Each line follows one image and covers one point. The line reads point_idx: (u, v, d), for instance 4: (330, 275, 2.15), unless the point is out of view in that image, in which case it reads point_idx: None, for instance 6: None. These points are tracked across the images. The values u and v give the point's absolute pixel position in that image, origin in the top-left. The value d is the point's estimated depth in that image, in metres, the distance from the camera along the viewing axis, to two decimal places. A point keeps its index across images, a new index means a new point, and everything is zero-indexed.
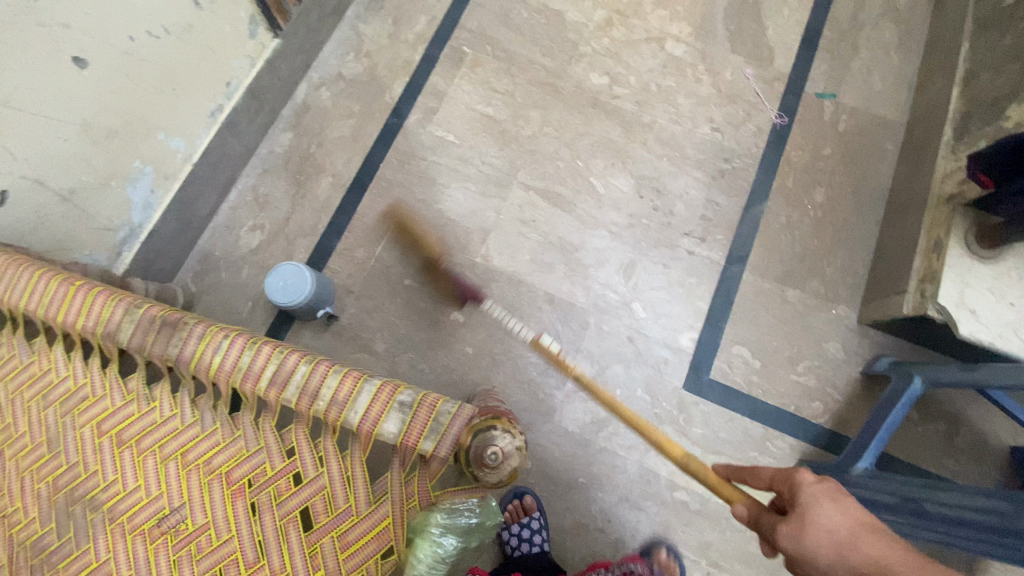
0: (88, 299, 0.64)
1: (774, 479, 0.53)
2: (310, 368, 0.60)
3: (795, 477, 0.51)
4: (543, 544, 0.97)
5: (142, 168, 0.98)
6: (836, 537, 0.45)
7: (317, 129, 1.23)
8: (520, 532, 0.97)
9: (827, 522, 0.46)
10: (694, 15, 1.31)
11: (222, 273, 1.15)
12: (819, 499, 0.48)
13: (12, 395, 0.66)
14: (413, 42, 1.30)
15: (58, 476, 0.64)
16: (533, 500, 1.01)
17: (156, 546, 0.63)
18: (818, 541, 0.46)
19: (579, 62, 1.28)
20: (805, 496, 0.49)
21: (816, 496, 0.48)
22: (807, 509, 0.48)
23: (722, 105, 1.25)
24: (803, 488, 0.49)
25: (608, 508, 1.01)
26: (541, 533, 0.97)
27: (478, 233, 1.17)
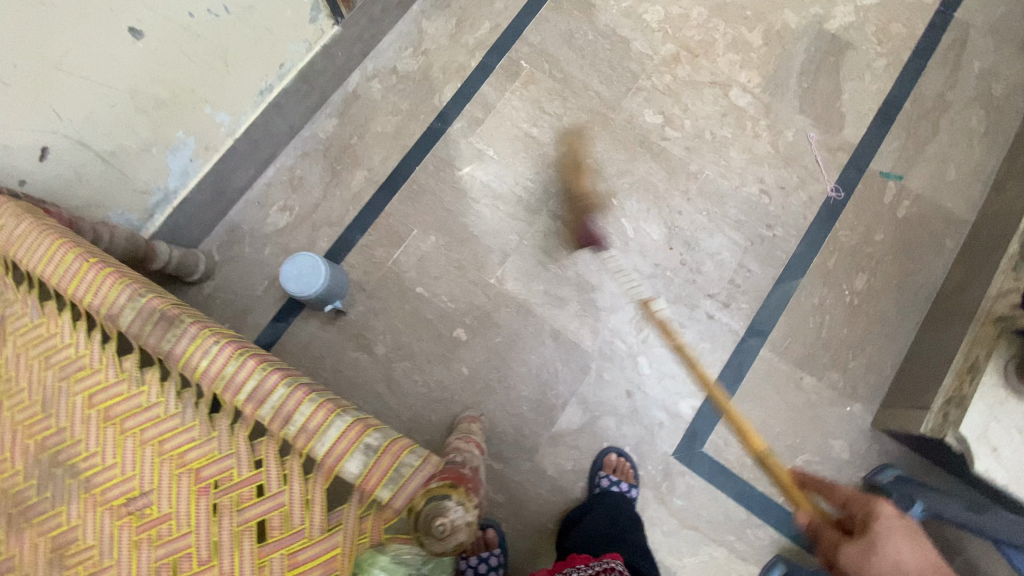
0: (99, 277, 0.66)
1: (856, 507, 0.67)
2: (288, 392, 0.61)
3: (878, 513, 0.64)
4: None
5: (184, 139, 1.00)
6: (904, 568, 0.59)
7: (361, 120, 1.24)
8: (478, 564, 0.98)
9: (907, 556, 0.60)
10: (767, 65, 1.24)
11: (246, 248, 1.17)
12: (899, 536, 0.61)
13: (20, 350, 0.70)
14: (472, 48, 1.28)
15: (46, 437, 0.68)
16: (496, 533, 1.00)
17: (121, 523, 0.65)
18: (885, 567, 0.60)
19: (636, 96, 1.24)
20: (882, 527, 0.63)
21: (897, 531, 0.62)
22: (880, 530, 0.62)
23: (777, 167, 1.18)
24: (884, 519, 0.63)
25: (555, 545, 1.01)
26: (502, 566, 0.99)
27: (499, 254, 1.15)
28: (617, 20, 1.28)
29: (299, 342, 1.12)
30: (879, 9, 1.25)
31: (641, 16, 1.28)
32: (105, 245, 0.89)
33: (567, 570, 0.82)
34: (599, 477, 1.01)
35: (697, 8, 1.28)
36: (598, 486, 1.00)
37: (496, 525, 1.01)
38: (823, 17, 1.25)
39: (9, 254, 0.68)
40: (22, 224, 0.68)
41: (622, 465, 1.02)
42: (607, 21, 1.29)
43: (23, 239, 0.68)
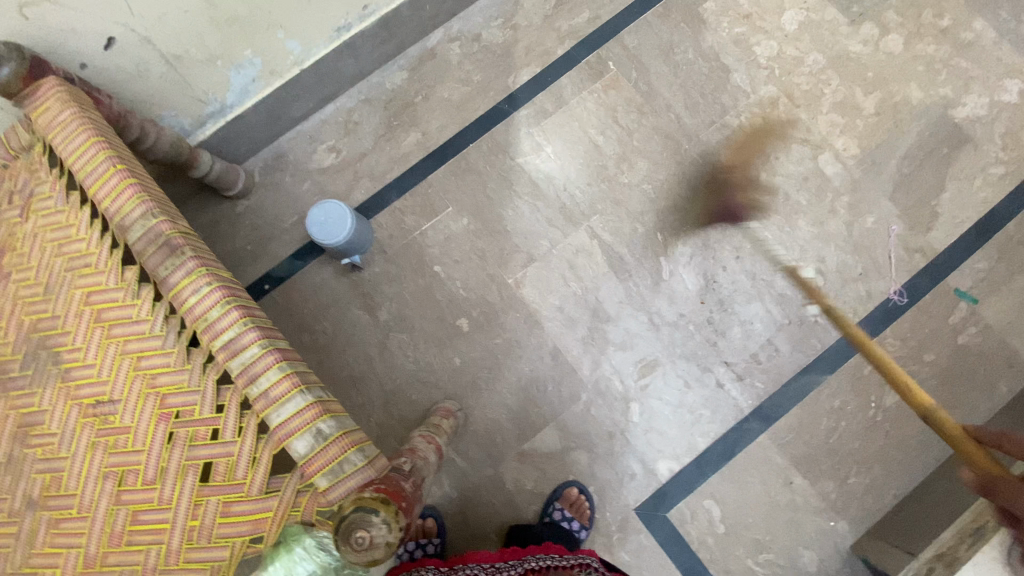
0: (120, 186, 0.68)
1: None
2: (260, 353, 0.61)
3: None
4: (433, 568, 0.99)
5: (251, 58, 0.99)
6: None
7: (430, 81, 1.20)
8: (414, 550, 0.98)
9: None
10: (869, 137, 1.13)
11: (286, 178, 1.17)
12: None
13: (38, 230, 0.73)
14: (563, 35, 1.20)
15: (40, 320, 0.71)
16: (435, 525, 1.00)
17: (85, 421, 0.68)
18: None
19: (717, 131, 1.14)
20: None
21: None
22: None
23: (843, 250, 1.08)
24: None
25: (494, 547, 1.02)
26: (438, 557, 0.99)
27: (524, 256, 1.12)
28: (724, 45, 1.18)
29: (310, 285, 1.13)
30: (1015, 111, 1.11)
31: (749, 47, 1.18)
32: (149, 143, 0.90)
33: (538, 556, 0.89)
34: (553, 507, 0.99)
35: (814, 55, 1.17)
36: (549, 515, 0.98)
37: (437, 515, 1.01)
38: (949, 101, 1.12)
39: (50, 139, 0.72)
40: (69, 116, 0.71)
41: (579, 502, 1.00)
42: (712, 43, 1.19)
43: (67, 131, 0.71)
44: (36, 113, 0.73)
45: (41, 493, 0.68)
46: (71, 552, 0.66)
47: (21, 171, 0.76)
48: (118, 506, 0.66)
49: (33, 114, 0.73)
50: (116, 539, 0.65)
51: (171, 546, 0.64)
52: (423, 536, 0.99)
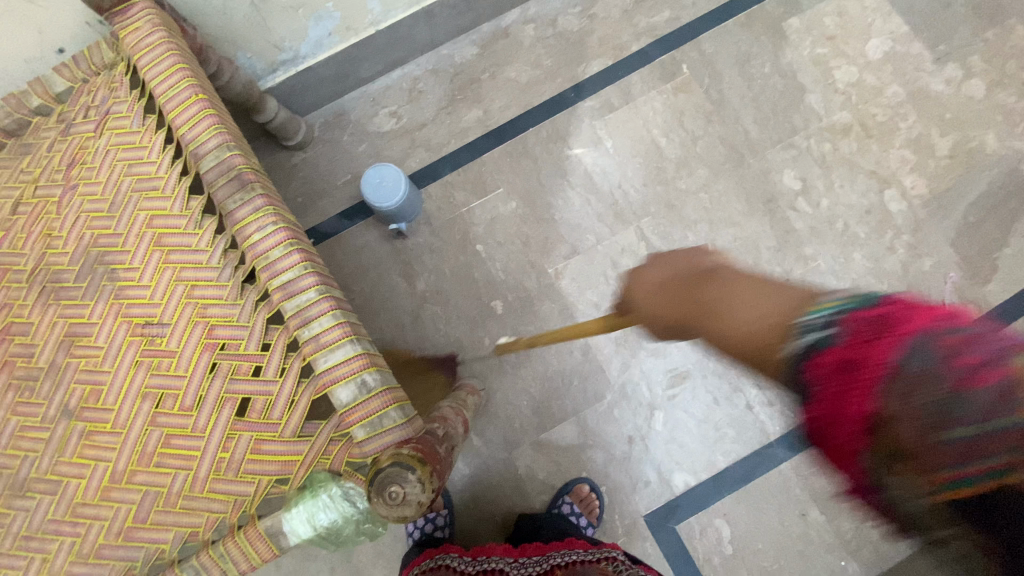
0: (199, 115, 0.69)
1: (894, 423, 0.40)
2: (316, 298, 0.61)
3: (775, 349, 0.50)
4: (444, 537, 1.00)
5: (331, 12, 0.99)
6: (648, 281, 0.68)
7: (500, 59, 1.19)
8: (424, 525, 0.99)
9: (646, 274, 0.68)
10: (940, 178, 1.09)
11: (343, 136, 1.18)
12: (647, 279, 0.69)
13: (111, 148, 0.74)
14: (639, 31, 1.19)
15: (101, 235, 0.72)
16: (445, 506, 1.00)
17: (132, 340, 0.69)
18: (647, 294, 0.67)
19: (783, 150, 1.12)
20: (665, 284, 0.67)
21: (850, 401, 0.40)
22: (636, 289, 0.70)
23: (896, 290, 1.05)
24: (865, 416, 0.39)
25: (498, 531, 1.02)
26: (445, 529, 1.00)
27: (569, 248, 1.11)
28: (803, 64, 1.16)
29: (353, 245, 1.14)
30: None
31: (829, 70, 1.15)
32: (223, 80, 0.91)
33: (563, 550, 0.88)
34: (562, 500, 0.99)
35: (894, 86, 1.14)
36: (558, 507, 0.98)
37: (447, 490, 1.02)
38: None
39: (136, 60, 0.72)
40: (158, 40, 0.72)
41: (589, 499, 0.99)
42: (791, 60, 1.16)
43: (154, 54, 0.72)
44: (125, 32, 0.74)
45: (78, 403, 0.69)
46: (100, 465, 0.67)
47: (101, 88, 0.77)
48: (151, 427, 0.67)
49: (122, 33, 0.74)
50: (146, 458, 0.67)
51: (198, 475, 0.65)
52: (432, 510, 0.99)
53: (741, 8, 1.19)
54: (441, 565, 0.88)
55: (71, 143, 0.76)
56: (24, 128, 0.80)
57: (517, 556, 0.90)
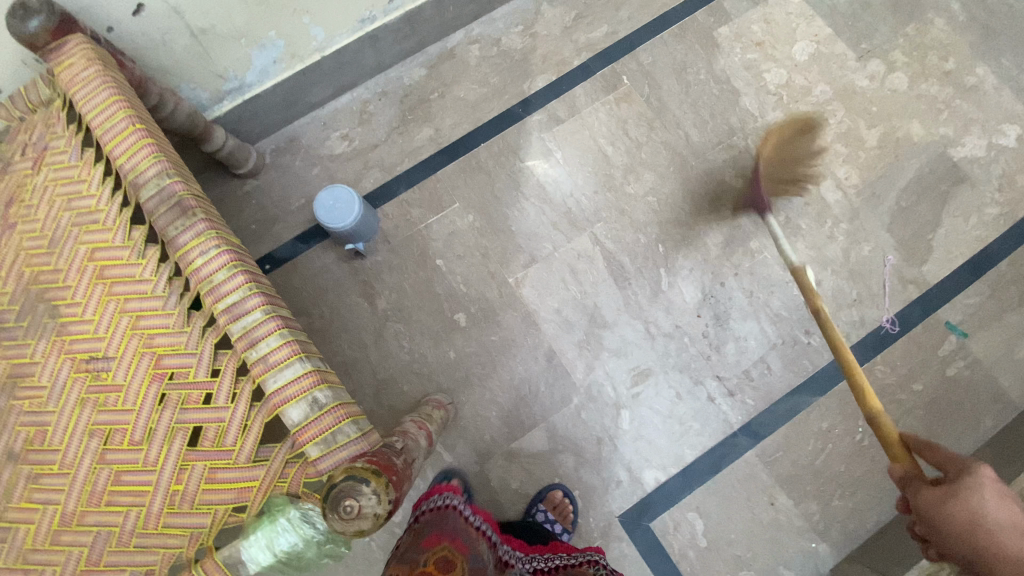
0: (137, 144, 0.68)
1: (949, 463, 0.61)
2: (262, 319, 0.61)
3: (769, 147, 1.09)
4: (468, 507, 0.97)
5: (274, 40, 1.00)
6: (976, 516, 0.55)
7: (447, 80, 1.23)
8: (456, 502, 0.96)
9: None
10: (871, 168, 1.16)
11: (296, 161, 1.18)
12: None
13: (49, 183, 0.73)
14: (580, 46, 1.25)
15: (42, 272, 0.71)
16: (460, 483, 0.99)
17: (76, 377, 0.67)
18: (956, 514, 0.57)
19: (723, 151, 1.17)
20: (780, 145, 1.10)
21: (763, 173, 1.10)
22: None
23: (839, 275, 1.10)
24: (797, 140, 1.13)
25: None
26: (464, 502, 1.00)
27: (526, 257, 1.13)
28: (735, 69, 1.22)
29: (311, 269, 1.14)
30: (1014, 153, 1.15)
31: (760, 73, 1.22)
32: (167, 112, 0.91)
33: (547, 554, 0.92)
34: (536, 508, 0.99)
35: (821, 85, 1.21)
36: (532, 516, 0.99)
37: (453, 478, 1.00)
38: (950, 140, 1.16)
39: (72, 95, 0.72)
40: (92, 74, 0.72)
41: (563, 505, 0.99)
42: (725, 66, 1.23)
43: (89, 88, 0.71)
44: (59, 68, 0.73)
45: (23, 446, 0.67)
46: (48, 509, 0.65)
47: (38, 125, 0.76)
48: (100, 464, 0.65)
49: (57, 69, 0.73)
50: (96, 498, 0.65)
51: (152, 510, 0.64)
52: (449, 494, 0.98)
53: (674, 20, 1.26)
54: (452, 507, 0.84)
55: (9, 182, 0.75)
56: None
57: (505, 540, 0.93)
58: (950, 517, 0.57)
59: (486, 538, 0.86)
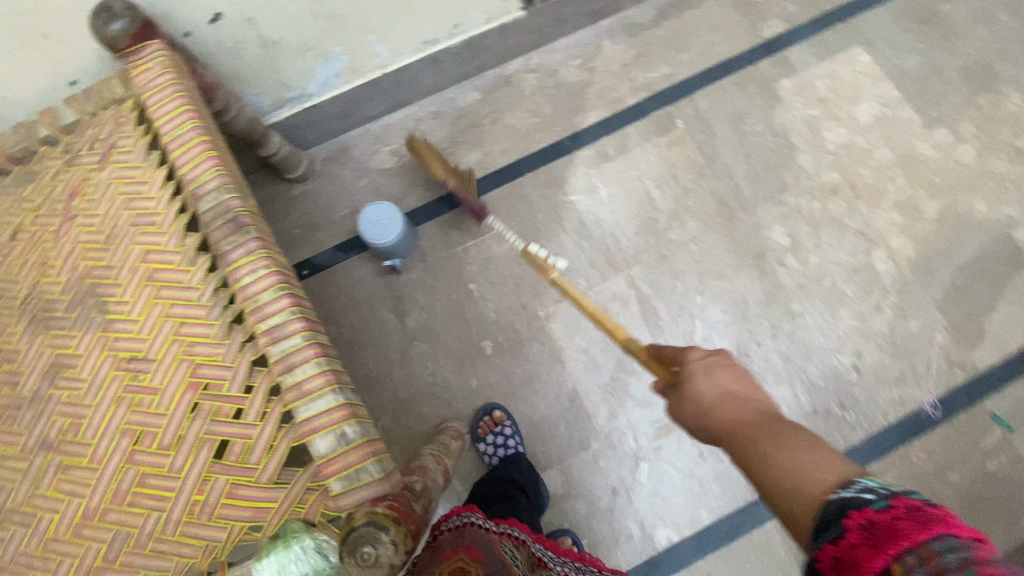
0: (201, 156, 0.70)
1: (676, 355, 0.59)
2: (301, 345, 0.61)
3: None
4: (516, 448, 1.01)
5: (339, 55, 1.02)
6: (699, 407, 0.53)
7: (501, 106, 1.24)
8: (495, 442, 1.01)
9: None
10: (927, 241, 1.11)
11: (344, 171, 1.20)
12: None
13: (113, 181, 0.75)
14: (637, 85, 1.24)
15: (96, 267, 0.73)
16: (503, 417, 1.03)
17: (116, 374, 0.69)
18: (689, 408, 0.54)
19: (773, 206, 1.15)
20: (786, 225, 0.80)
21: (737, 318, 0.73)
22: None
23: (882, 349, 1.06)
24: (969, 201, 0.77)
25: None
26: (515, 440, 1.01)
27: (560, 292, 1.12)
28: (793, 124, 1.20)
29: (346, 279, 1.15)
30: None
31: (820, 131, 1.19)
32: (230, 116, 0.93)
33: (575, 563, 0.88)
34: None
35: (883, 150, 1.17)
36: None
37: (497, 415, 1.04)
38: (1014, 221, 1.11)
39: (145, 99, 0.74)
40: (167, 81, 0.74)
41: None
42: (783, 120, 1.20)
43: (162, 94, 0.73)
44: (135, 71, 0.75)
45: (57, 435, 0.68)
46: (73, 501, 0.66)
47: (108, 122, 0.78)
48: (128, 464, 0.67)
49: (132, 72, 0.75)
50: (119, 497, 0.66)
51: (171, 516, 0.65)
52: (495, 426, 1.03)
53: (735, 68, 1.24)
54: (473, 521, 0.82)
55: (74, 175, 0.77)
56: (31, 157, 0.81)
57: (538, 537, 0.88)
58: (690, 408, 0.54)
59: (509, 541, 0.83)
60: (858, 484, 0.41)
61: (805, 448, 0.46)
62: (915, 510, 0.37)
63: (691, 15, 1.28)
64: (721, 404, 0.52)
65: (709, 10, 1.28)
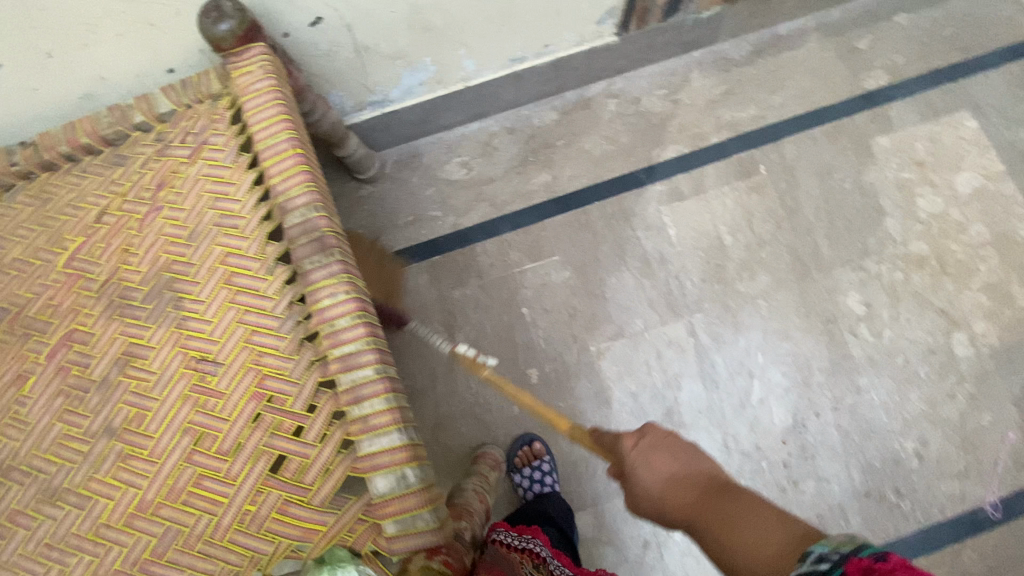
0: (293, 169, 0.70)
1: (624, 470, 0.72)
2: (372, 378, 0.61)
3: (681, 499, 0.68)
4: (552, 484, 1.00)
5: (427, 65, 1.01)
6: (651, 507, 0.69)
7: (578, 128, 1.21)
8: (531, 474, 1.00)
9: None
10: (1014, 330, 1.04)
11: (413, 177, 1.19)
12: None
13: (201, 177, 0.76)
14: (722, 123, 1.19)
15: (175, 261, 0.73)
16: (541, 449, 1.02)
17: (184, 372, 0.70)
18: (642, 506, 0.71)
19: (851, 271, 1.09)
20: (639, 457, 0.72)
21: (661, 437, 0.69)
22: None
23: (947, 439, 1.00)
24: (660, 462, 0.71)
25: None
26: (551, 475, 1.01)
27: (615, 329, 1.09)
28: (884, 186, 1.13)
29: (402, 286, 1.14)
30: None
31: (912, 196, 1.12)
32: (315, 118, 0.93)
33: None
34: None
35: (978, 225, 1.10)
36: None
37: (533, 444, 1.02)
38: None
39: (243, 101, 0.74)
40: (266, 87, 0.74)
41: None
42: (874, 180, 1.14)
43: (261, 100, 0.73)
44: (237, 73, 0.75)
45: (121, 423, 0.70)
46: (129, 491, 0.68)
47: (202, 117, 0.78)
48: (186, 463, 0.68)
49: (234, 73, 0.75)
50: (174, 494, 0.67)
51: (222, 522, 0.66)
52: (533, 458, 1.02)
53: (829, 118, 1.18)
54: (491, 539, 0.80)
55: (164, 165, 0.78)
56: (122, 139, 0.81)
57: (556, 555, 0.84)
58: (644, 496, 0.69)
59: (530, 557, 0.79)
60: (814, 553, 0.53)
61: (746, 524, 0.59)
62: (867, 568, 0.49)
63: (788, 56, 1.22)
64: (665, 487, 0.68)
65: (809, 53, 1.22)
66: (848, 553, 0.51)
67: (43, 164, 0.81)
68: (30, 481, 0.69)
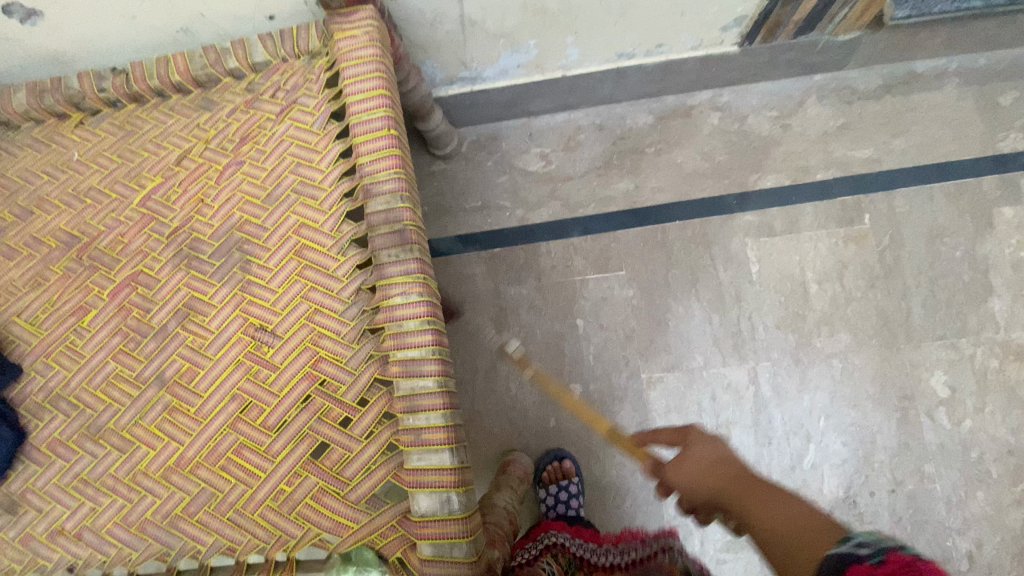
0: (384, 151, 0.66)
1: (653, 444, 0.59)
2: (433, 390, 0.59)
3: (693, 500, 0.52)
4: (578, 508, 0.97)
5: (530, 49, 0.94)
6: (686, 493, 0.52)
7: (671, 138, 1.12)
8: (557, 494, 0.97)
9: None
10: None
11: (489, 161, 1.14)
12: None
13: (287, 138, 0.73)
14: (831, 160, 1.09)
15: (248, 222, 0.71)
16: (571, 467, 0.99)
17: (241, 338, 0.68)
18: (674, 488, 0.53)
19: (940, 348, 1.00)
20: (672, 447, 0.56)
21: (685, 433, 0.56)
22: None
23: (1010, 550, 0.92)
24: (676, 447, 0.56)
25: None
26: (578, 498, 0.97)
27: (671, 360, 1.03)
28: (1000, 262, 1.02)
29: (459, 272, 1.11)
30: None
31: None
32: (407, 88, 0.89)
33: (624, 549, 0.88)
34: None
35: None
36: None
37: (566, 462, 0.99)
38: None
39: (341, 65, 0.70)
40: (369, 55, 0.69)
41: None
42: (989, 253, 1.03)
43: (360, 69, 0.69)
44: (340, 33, 0.71)
45: (173, 376, 0.69)
46: (171, 444, 0.68)
47: (297, 74, 0.75)
48: (230, 430, 0.67)
49: (336, 33, 0.71)
50: (213, 457, 0.67)
51: (256, 495, 0.65)
52: (562, 477, 0.98)
53: (953, 175, 1.06)
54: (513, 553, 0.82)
55: (250, 118, 0.75)
56: (213, 83, 0.78)
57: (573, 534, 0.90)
58: (683, 477, 0.50)
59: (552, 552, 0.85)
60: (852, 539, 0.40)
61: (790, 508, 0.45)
62: (909, 565, 0.36)
63: (920, 98, 1.10)
64: (710, 471, 0.49)
65: (945, 99, 1.10)
66: (890, 545, 0.38)
67: (131, 95, 0.79)
68: (78, 414, 0.70)
